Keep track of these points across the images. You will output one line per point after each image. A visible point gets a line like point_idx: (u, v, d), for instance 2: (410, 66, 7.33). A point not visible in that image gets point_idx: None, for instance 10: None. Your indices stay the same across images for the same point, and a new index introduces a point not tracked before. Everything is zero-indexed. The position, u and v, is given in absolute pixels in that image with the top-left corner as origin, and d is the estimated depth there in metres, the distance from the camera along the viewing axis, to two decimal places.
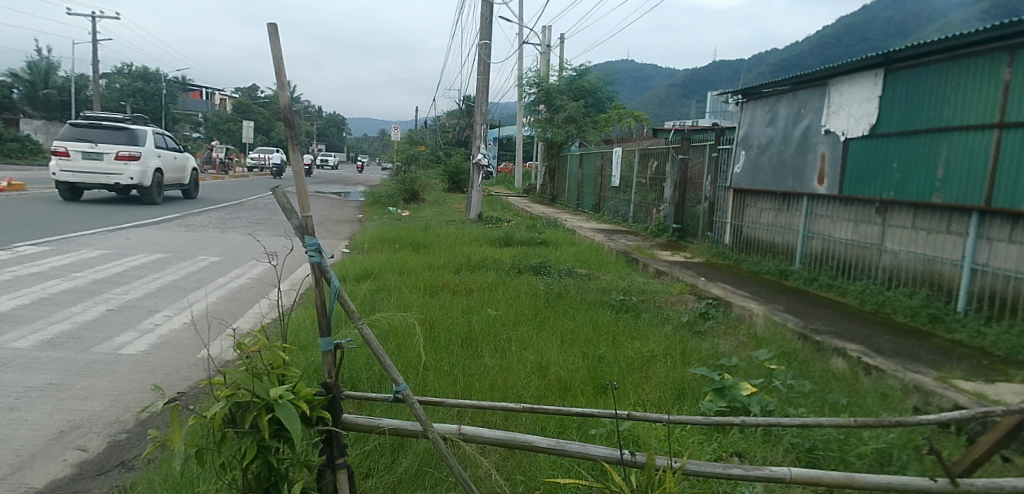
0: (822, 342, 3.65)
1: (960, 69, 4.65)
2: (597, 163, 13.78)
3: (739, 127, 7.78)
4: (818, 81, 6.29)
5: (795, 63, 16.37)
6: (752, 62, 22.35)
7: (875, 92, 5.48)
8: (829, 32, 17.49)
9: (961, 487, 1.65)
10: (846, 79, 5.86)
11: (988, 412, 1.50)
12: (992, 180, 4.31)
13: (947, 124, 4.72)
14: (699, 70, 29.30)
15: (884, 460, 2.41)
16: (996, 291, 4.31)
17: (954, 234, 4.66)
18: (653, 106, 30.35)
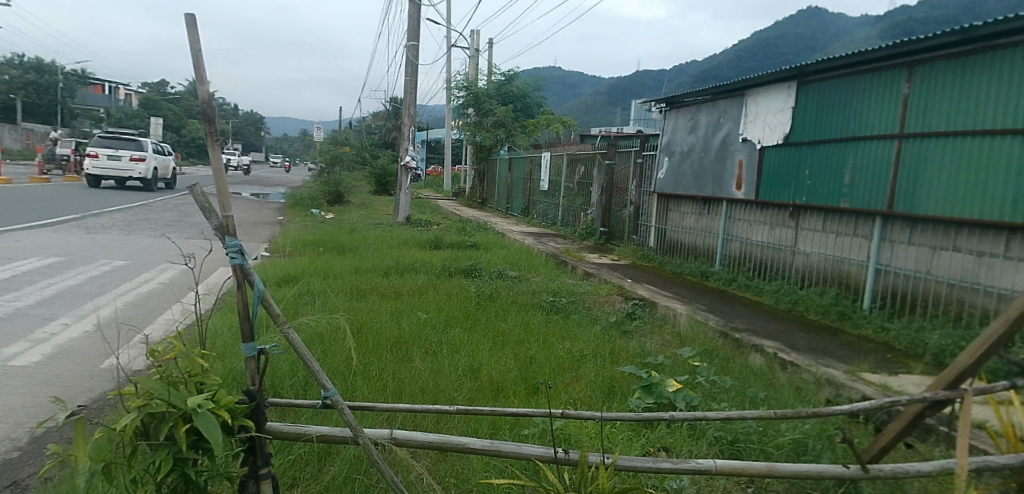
0: (742, 339, 3.82)
1: (862, 84, 5.03)
2: (524, 167, 13.94)
3: (662, 134, 8.06)
4: (735, 92, 6.62)
5: (711, 75, 17.21)
6: (672, 73, 23.36)
7: (787, 104, 5.84)
8: (743, 47, 18.54)
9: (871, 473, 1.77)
10: (761, 91, 6.21)
11: (896, 401, 1.65)
12: (893, 187, 4.68)
13: (852, 135, 5.09)
14: (623, 80, 30.30)
15: (800, 450, 2.55)
16: (897, 289, 4.69)
17: (860, 236, 5.02)
18: (578, 113, 31.04)
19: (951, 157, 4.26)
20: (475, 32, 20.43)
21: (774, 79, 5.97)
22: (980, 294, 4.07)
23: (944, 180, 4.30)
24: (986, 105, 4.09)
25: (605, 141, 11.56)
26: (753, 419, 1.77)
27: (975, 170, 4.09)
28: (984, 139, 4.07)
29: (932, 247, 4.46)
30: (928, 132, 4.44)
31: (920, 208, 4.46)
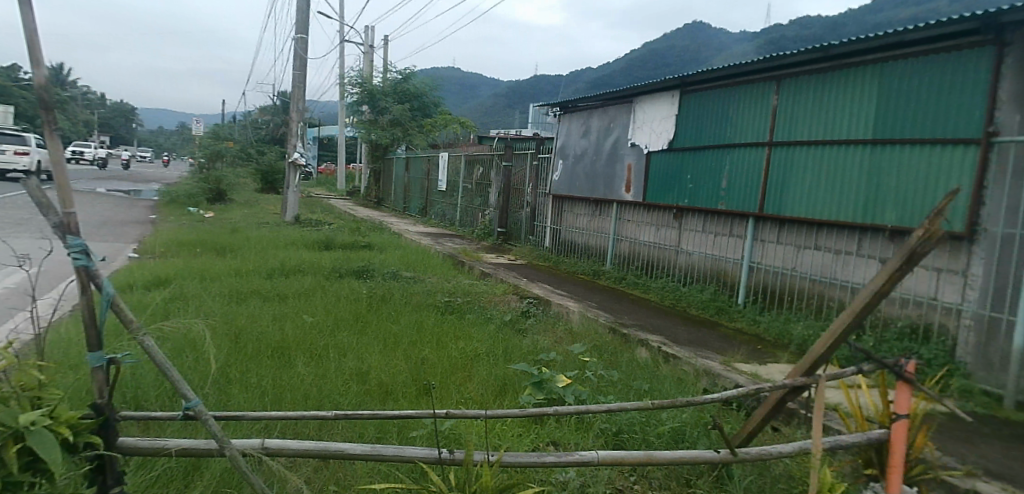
0: (629, 334, 3.97)
1: (737, 95, 5.42)
2: (421, 166, 13.85)
3: (557, 138, 8.26)
4: (624, 99, 6.91)
5: (603, 82, 17.96)
6: (568, 79, 24.11)
7: (672, 112, 6.16)
8: (634, 56, 19.48)
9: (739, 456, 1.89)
10: (648, 98, 6.52)
11: (760, 388, 1.76)
12: (763, 190, 5.07)
13: (729, 142, 5.46)
14: (521, 83, 30.89)
15: (679, 437, 2.70)
16: (768, 285, 5.08)
17: (735, 236, 5.39)
18: (479, 114, 31.20)
19: (813, 165, 4.70)
20: (370, 29, 20.04)
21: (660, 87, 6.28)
22: (836, 288, 4.49)
23: (807, 186, 4.74)
24: (840, 118, 4.56)
25: (502, 142, 11.70)
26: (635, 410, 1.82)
27: (833, 177, 4.54)
28: (839, 148, 4.53)
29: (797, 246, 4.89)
30: (793, 142, 4.88)
31: (787, 210, 4.87)
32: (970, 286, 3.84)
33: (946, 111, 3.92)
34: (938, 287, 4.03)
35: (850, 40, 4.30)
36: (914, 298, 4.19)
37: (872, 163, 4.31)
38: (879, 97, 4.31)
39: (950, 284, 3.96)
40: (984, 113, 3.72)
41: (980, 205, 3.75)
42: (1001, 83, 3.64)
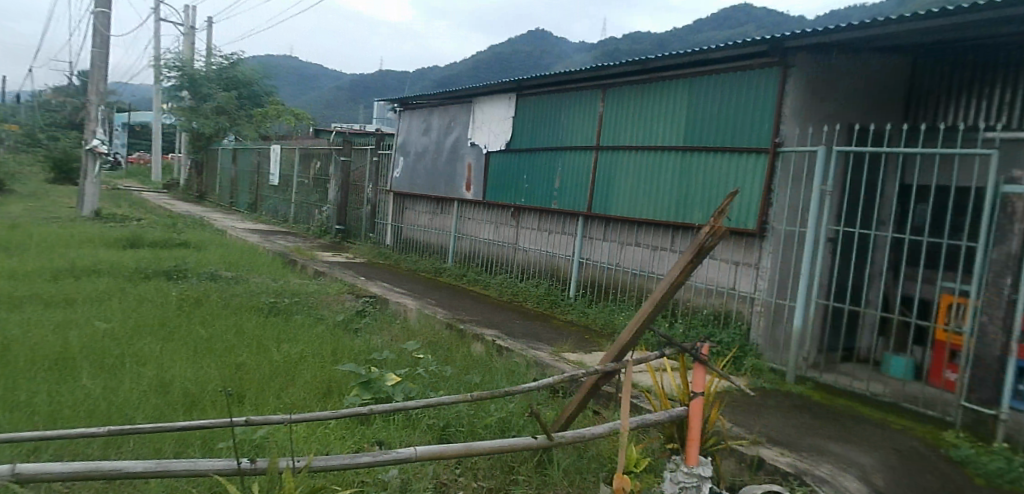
0: (465, 329, 4.03)
1: (568, 100, 5.76)
2: (250, 159, 13.02)
3: (398, 135, 8.17)
4: (463, 99, 7.00)
5: (447, 82, 18.18)
6: (414, 76, 24.08)
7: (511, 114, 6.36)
8: (478, 59, 19.93)
9: (555, 441, 2.01)
10: (486, 99, 6.67)
11: (571, 377, 1.87)
12: (592, 191, 5.44)
13: (561, 144, 5.78)
14: (367, 78, 30.27)
15: (505, 427, 2.79)
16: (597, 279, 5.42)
17: (567, 233, 5.70)
18: (322, 106, 29.85)
19: (635, 168, 5.12)
20: (192, 8, 18.44)
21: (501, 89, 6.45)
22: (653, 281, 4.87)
23: (630, 187, 5.13)
24: (657, 126, 5.01)
25: (340, 136, 11.26)
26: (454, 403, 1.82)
27: (652, 180, 4.98)
28: (657, 153, 4.98)
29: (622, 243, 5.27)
30: (617, 146, 5.28)
31: (612, 209, 5.25)
32: (760, 276, 4.38)
33: (741, 122, 4.47)
34: (737, 278, 4.55)
35: (663, 54, 4.71)
36: (717, 288, 4.70)
37: (683, 167, 4.79)
38: (688, 108, 4.79)
39: (745, 275, 4.50)
40: (771, 125, 4.28)
41: (768, 206, 4.31)
42: (785, 100, 4.22)
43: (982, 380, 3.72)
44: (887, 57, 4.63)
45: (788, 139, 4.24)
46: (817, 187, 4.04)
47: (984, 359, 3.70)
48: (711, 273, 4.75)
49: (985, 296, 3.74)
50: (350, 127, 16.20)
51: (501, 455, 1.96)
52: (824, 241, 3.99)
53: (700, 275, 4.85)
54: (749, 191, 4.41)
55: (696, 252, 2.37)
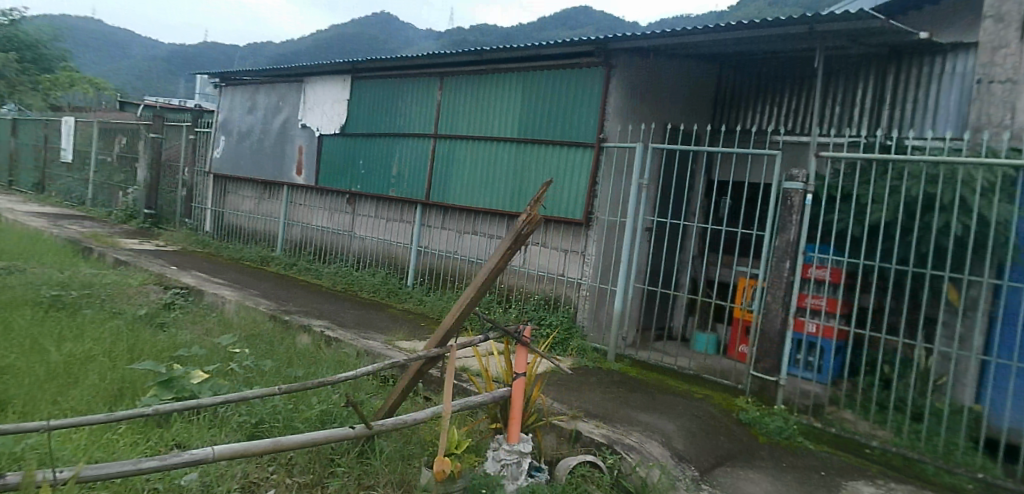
0: (290, 320, 3.87)
1: (404, 86, 5.83)
2: (38, 132, 11.43)
3: (218, 111, 8.01)
4: (292, 77, 6.90)
5: (283, 59, 17.28)
6: (247, 51, 22.54)
7: (344, 95, 6.35)
8: (319, 38, 19.15)
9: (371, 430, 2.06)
10: (317, 80, 6.64)
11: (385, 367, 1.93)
12: (429, 179, 5.51)
13: (398, 131, 5.82)
14: (193, 50, 27.76)
15: (327, 418, 2.71)
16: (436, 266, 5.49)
17: (405, 221, 5.73)
18: (138, 77, 26.66)
19: (471, 157, 5.24)
20: None
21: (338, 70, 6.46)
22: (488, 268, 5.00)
23: (469, 176, 5.25)
24: (496, 116, 5.14)
25: (149, 112, 10.74)
26: (260, 398, 1.76)
27: (489, 169, 5.12)
28: (492, 144, 5.12)
29: (459, 230, 5.37)
30: (456, 136, 5.37)
31: (449, 197, 5.35)
32: (586, 263, 4.65)
33: (571, 117, 4.71)
34: (566, 265, 4.78)
35: (503, 47, 4.87)
36: (548, 275, 4.91)
37: (519, 158, 4.95)
38: (524, 100, 4.96)
39: (573, 262, 4.76)
40: (596, 122, 4.57)
41: (592, 197, 4.60)
42: (608, 99, 4.54)
43: (765, 351, 4.25)
44: (696, 64, 5.15)
45: (612, 135, 4.57)
46: (637, 181, 4.40)
47: (768, 334, 4.22)
48: (542, 260, 4.97)
49: (770, 278, 4.27)
50: (170, 102, 14.73)
51: (314, 448, 1.87)
52: (642, 232, 4.39)
53: (532, 263, 5.05)
54: (576, 182, 4.68)
55: (513, 240, 2.49)
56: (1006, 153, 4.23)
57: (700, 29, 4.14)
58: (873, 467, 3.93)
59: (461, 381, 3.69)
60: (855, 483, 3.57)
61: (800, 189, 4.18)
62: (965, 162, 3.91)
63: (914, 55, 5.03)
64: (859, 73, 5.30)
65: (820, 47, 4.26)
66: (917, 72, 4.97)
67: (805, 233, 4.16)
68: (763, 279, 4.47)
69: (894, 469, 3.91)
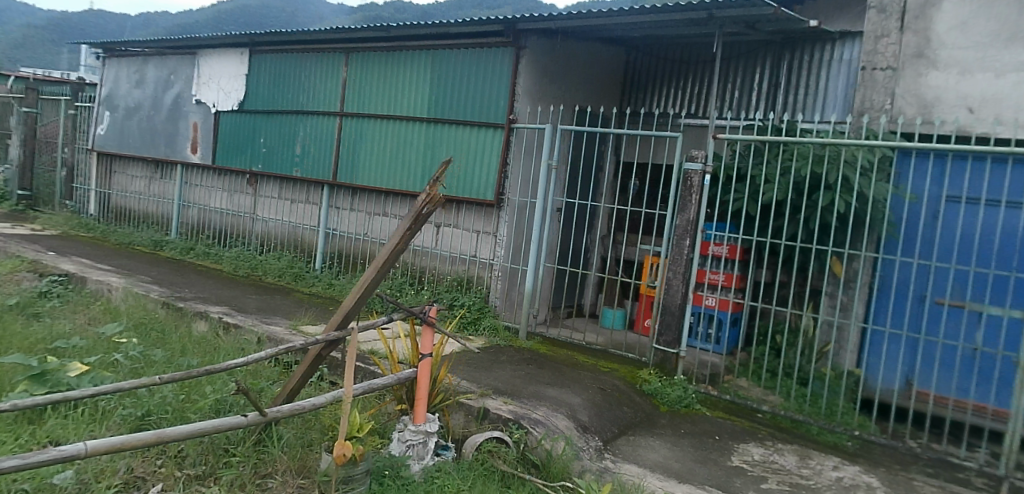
0: (185, 308, 3.75)
1: (308, 63, 5.98)
2: None
3: (103, 85, 8.03)
4: (186, 52, 7.08)
5: (182, 30, 16.36)
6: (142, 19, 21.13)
7: (240, 70, 6.60)
8: (222, 9, 18.24)
9: (265, 415, 2.02)
10: (214, 55, 6.86)
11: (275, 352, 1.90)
12: (336, 159, 5.65)
13: (302, 108, 6.00)
14: (80, 16, 25.68)
15: (222, 407, 2.63)
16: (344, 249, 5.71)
17: (310, 203, 5.97)
18: (14, 43, 24.31)
19: (380, 136, 5.37)
20: None
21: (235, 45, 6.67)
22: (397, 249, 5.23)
23: (377, 155, 5.38)
24: (404, 95, 5.23)
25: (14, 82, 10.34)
26: (137, 388, 1.66)
27: (397, 148, 5.24)
28: (403, 123, 5.21)
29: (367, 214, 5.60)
30: (365, 114, 5.46)
31: (355, 177, 5.52)
32: (498, 243, 4.71)
33: (476, 98, 4.80)
34: (478, 245, 4.82)
35: (405, 24, 4.88)
36: (461, 256, 4.93)
37: (428, 137, 5.06)
38: (431, 79, 5.05)
39: (485, 242, 4.78)
40: (506, 103, 4.62)
41: (504, 178, 4.64)
42: (518, 80, 4.60)
43: (667, 325, 4.46)
44: (606, 45, 5.25)
45: (522, 116, 4.63)
46: (546, 162, 4.48)
47: (669, 307, 4.44)
48: (456, 242, 4.96)
49: (671, 255, 4.45)
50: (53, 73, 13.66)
51: (203, 438, 1.80)
52: (551, 211, 4.46)
53: (445, 243, 5.02)
54: (488, 163, 4.72)
55: (413, 220, 2.47)
56: (883, 136, 4.59)
57: (604, 12, 4.21)
58: (763, 428, 4.24)
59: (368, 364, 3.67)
60: (745, 446, 3.86)
61: (699, 169, 4.37)
62: (847, 145, 4.19)
63: (807, 42, 5.34)
64: (758, 58, 5.59)
65: (720, 32, 4.43)
66: (809, 58, 5.29)
67: (704, 212, 4.37)
68: (665, 256, 4.67)
69: (782, 430, 4.24)
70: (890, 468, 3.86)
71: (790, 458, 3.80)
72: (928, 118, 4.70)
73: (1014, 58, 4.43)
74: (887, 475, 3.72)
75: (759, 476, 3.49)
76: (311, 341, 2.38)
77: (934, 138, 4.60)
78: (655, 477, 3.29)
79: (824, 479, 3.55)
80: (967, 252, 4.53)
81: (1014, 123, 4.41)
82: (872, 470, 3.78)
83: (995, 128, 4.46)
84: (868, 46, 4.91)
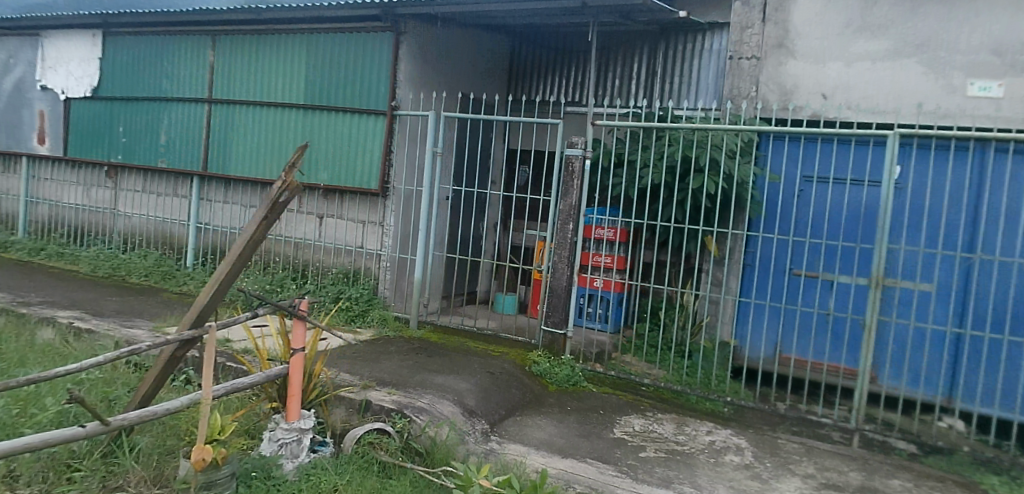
0: (30, 315, 3.52)
1: (169, 45, 5.79)
2: None
3: None
4: (26, 33, 6.59)
5: None
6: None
7: (93, 53, 6.23)
8: None
9: (109, 423, 1.89)
10: (59, 37, 6.42)
11: (120, 353, 1.78)
12: (205, 150, 5.59)
13: (165, 94, 5.83)
14: None
15: (64, 419, 2.47)
16: (218, 243, 5.70)
17: (178, 196, 5.85)
18: None
19: (252, 125, 5.37)
20: None
21: (85, 26, 6.26)
22: (276, 243, 5.29)
23: (249, 141, 5.39)
24: (276, 78, 5.24)
25: None
26: None
27: (274, 134, 5.28)
28: (279, 111, 5.24)
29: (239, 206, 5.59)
30: (233, 99, 5.44)
31: (229, 168, 5.51)
32: (385, 234, 4.83)
33: (352, 84, 4.88)
34: (364, 236, 4.90)
35: (280, 6, 4.90)
36: (345, 246, 5.00)
37: (305, 123, 5.11)
38: (305, 62, 5.10)
39: (371, 233, 4.89)
40: (388, 90, 4.71)
41: (388, 166, 4.76)
42: (399, 66, 4.69)
43: (555, 307, 4.57)
44: (481, 31, 5.33)
45: (404, 103, 4.74)
46: (430, 149, 4.48)
47: (556, 290, 4.56)
48: (339, 233, 5.01)
49: (556, 240, 4.57)
50: None
51: (32, 452, 1.67)
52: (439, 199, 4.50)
53: (329, 236, 5.08)
54: (370, 150, 4.83)
55: (270, 208, 2.39)
56: (747, 121, 4.91)
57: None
58: (646, 401, 4.41)
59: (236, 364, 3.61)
60: (627, 418, 4.02)
61: (580, 155, 4.49)
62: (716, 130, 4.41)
63: (681, 32, 5.62)
64: (637, 48, 5.84)
65: (596, 21, 4.58)
66: (683, 48, 5.58)
67: (585, 197, 4.51)
68: (550, 240, 4.78)
69: (662, 401, 4.44)
70: (757, 429, 4.17)
71: (668, 426, 4.00)
72: (788, 104, 5.05)
73: (858, 49, 4.84)
74: (754, 436, 4.01)
75: (639, 445, 3.66)
76: (160, 342, 2.24)
77: (792, 122, 4.96)
78: (538, 455, 3.37)
79: (698, 443, 3.77)
80: (820, 227, 4.93)
81: (859, 108, 4.84)
82: (742, 432, 4.06)
83: (844, 112, 4.87)
84: (735, 37, 5.23)
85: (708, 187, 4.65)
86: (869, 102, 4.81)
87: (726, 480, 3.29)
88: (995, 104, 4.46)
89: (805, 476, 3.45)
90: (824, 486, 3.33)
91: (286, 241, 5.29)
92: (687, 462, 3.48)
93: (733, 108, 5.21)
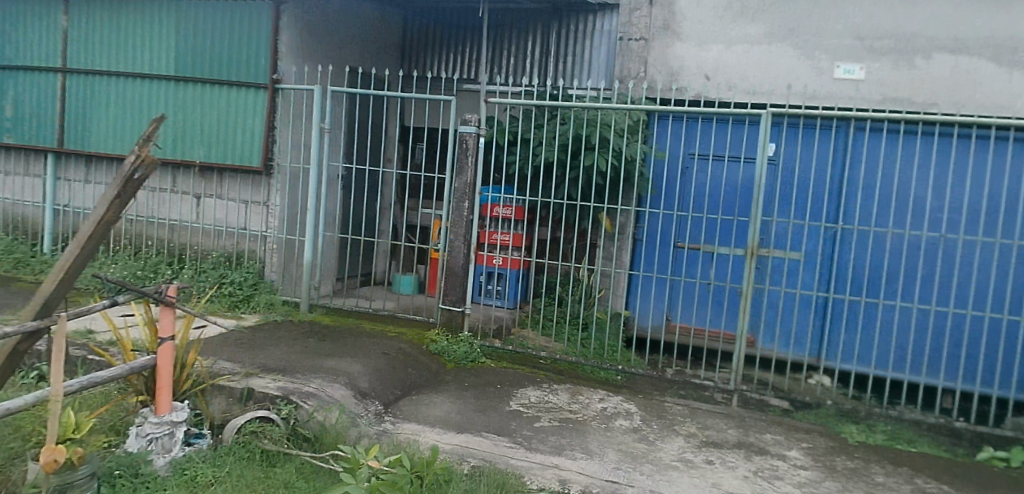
0: None
1: (14, 9, 5.33)
2: None
3: None
4: None
5: None
6: None
7: None
8: None
9: None
10: None
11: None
12: (61, 125, 5.21)
13: (10, 63, 5.36)
14: None
15: None
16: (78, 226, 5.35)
17: (29, 176, 5.42)
18: None
19: (116, 97, 5.07)
20: None
21: None
22: (147, 226, 5.17)
23: (113, 115, 5.09)
24: (144, 48, 4.99)
25: None
26: None
27: (142, 108, 5.02)
28: (147, 83, 4.99)
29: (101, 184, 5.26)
30: (95, 71, 5.11)
31: (88, 144, 5.16)
32: (270, 214, 4.88)
33: (229, 57, 4.81)
34: (247, 217, 4.94)
35: None
36: (227, 228, 5.01)
37: (177, 98, 4.95)
38: (175, 33, 4.90)
39: (254, 213, 4.93)
40: (268, 62, 4.70)
41: (271, 143, 4.78)
42: (280, 38, 4.70)
43: (452, 285, 4.56)
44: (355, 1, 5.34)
45: (286, 76, 4.77)
46: (317, 125, 4.50)
47: (453, 268, 4.55)
48: (221, 215, 5.02)
49: (452, 218, 4.54)
50: None
51: None
52: (326, 179, 4.56)
53: (209, 217, 5.05)
54: (251, 127, 4.80)
55: (122, 186, 2.20)
56: (635, 101, 5.09)
57: None
58: (544, 373, 4.50)
59: (96, 359, 3.43)
60: (523, 390, 4.09)
61: (473, 133, 4.47)
62: (606, 109, 4.50)
63: (571, 13, 5.71)
64: (530, 26, 5.88)
65: None
66: (575, 29, 5.67)
67: (480, 175, 4.51)
68: (446, 219, 4.76)
69: (559, 372, 4.54)
70: (646, 395, 4.38)
71: (563, 396, 4.10)
72: (673, 85, 5.26)
73: (737, 32, 5.11)
74: (643, 401, 4.20)
75: (534, 416, 3.72)
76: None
77: (676, 102, 5.18)
78: (433, 431, 3.35)
79: (590, 411, 3.90)
80: (702, 202, 5.20)
81: (738, 89, 5.12)
82: (632, 398, 4.24)
83: (725, 93, 5.14)
84: (624, 18, 5.37)
85: (599, 163, 4.79)
86: (747, 82, 5.10)
87: (616, 444, 3.43)
88: (856, 85, 4.86)
89: (689, 436, 3.66)
90: (705, 444, 3.55)
91: (160, 224, 5.17)
92: (580, 429, 3.59)
93: (623, 88, 5.36)
